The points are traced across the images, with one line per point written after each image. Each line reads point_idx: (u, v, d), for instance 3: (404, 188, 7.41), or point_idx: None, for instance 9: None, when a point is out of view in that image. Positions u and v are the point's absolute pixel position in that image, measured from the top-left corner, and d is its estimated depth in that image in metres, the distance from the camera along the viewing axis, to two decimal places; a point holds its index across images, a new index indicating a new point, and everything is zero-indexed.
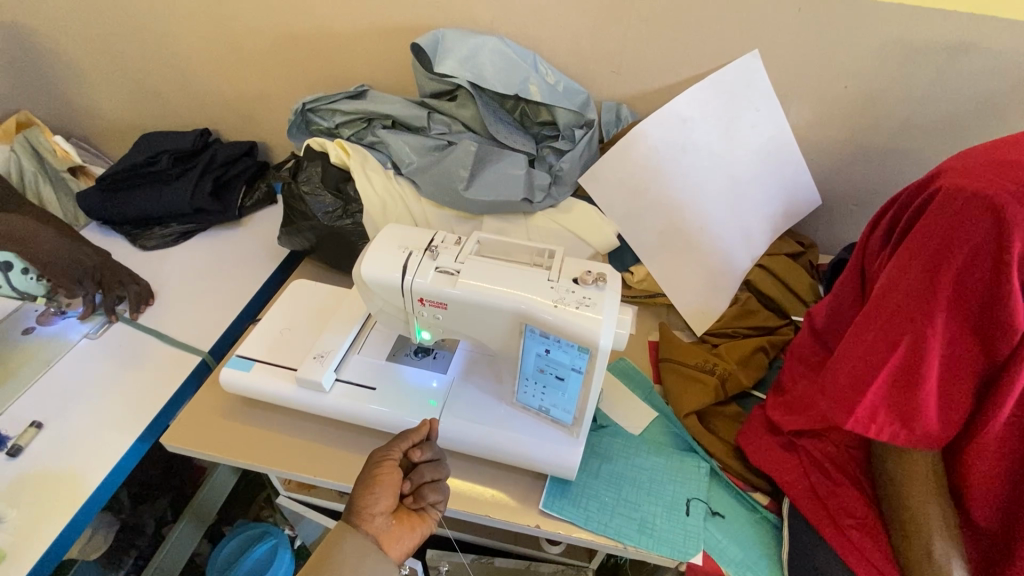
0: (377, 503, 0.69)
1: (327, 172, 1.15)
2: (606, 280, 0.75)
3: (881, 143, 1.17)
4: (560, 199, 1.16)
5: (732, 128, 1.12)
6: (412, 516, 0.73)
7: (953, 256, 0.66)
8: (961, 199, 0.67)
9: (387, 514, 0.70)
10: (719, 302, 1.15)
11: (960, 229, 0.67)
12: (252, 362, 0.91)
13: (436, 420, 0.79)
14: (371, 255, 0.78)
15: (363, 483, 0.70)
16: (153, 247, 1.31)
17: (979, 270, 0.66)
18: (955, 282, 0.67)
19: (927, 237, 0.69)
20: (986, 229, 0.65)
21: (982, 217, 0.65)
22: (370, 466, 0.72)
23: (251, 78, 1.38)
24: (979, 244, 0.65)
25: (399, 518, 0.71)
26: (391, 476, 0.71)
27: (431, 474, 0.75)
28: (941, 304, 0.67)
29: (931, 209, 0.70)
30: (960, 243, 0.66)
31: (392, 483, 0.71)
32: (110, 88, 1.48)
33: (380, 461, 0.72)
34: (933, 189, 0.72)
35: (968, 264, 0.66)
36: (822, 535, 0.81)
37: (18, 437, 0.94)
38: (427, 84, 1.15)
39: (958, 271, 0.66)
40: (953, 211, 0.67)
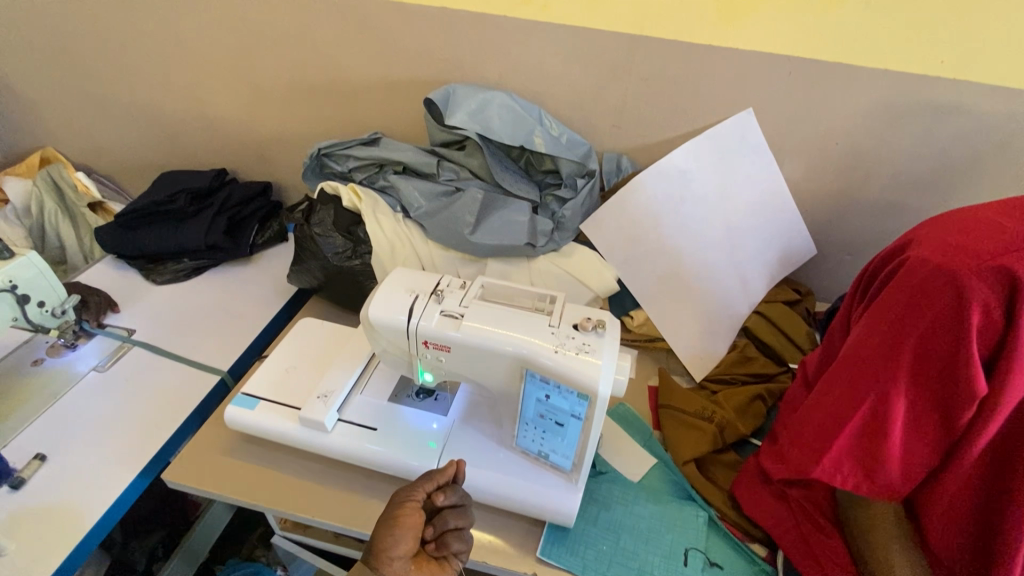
0: (396, 547, 0.70)
1: (339, 214, 1.19)
2: (605, 326, 0.77)
3: (873, 197, 1.21)
4: (563, 243, 1.19)
5: (728, 180, 1.17)
6: (432, 564, 0.74)
7: (913, 326, 0.68)
8: (924, 270, 0.69)
9: (405, 559, 0.71)
10: (718, 349, 1.17)
11: (921, 300, 0.68)
12: (257, 400, 0.92)
13: (463, 462, 0.78)
14: (379, 298, 0.81)
15: (385, 524, 0.72)
16: (163, 282, 1.34)
17: (939, 341, 0.67)
18: (918, 346, 0.68)
19: (891, 304, 0.72)
20: (945, 303, 0.67)
21: (942, 289, 0.67)
22: (393, 507, 0.73)
23: (269, 123, 1.45)
24: (942, 313, 0.67)
25: (418, 564, 0.73)
26: (412, 519, 0.72)
27: (455, 521, 0.75)
28: (900, 369, 0.69)
29: (898, 277, 0.72)
30: (920, 313, 0.68)
31: (412, 527, 0.71)
32: (134, 128, 1.56)
33: (402, 503, 0.73)
34: (905, 256, 0.74)
35: (928, 335, 0.68)
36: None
37: (22, 469, 0.94)
38: (438, 134, 1.21)
39: (918, 340, 0.68)
40: (916, 281, 0.70)
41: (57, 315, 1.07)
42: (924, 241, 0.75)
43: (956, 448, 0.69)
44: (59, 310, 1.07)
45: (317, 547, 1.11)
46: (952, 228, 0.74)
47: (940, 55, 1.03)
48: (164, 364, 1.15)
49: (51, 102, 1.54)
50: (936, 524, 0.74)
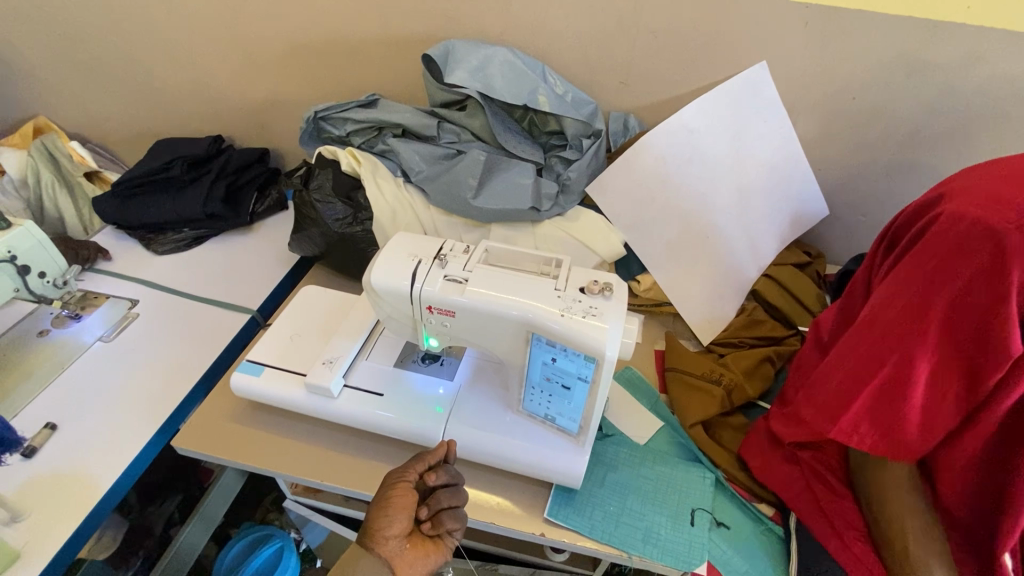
0: (391, 526, 0.69)
1: (338, 179, 1.16)
2: (612, 289, 0.76)
3: (889, 155, 1.17)
4: (568, 207, 1.17)
5: (740, 139, 1.13)
6: (427, 542, 0.72)
7: (946, 285, 0.66)
8: (962, 226, 0.66)
9: (401, 537, 0.69)
10: (726, 312, 1.15)
11: (956, 257, 0.66)
12: (263, 367, 0.92)
13: (454, 442, 0.78)
14: (381, 263, 0.79)
15: (377, 505, 0.70)
16: (164, 252, 1.33)
17: (972, 300, 0.65)
18: (950, 306, 0.66)
19: (921, 262, 0.69)
20: (982, 259, 0.64)
21: (980, 246, 0.64)
22: (385, 488, 0.72)
23: (264, 87, 1.41)
24: (977, 270, 0.64)
25: (413, 543, 0.71)
26: (404, 498, 0.70)
27: (448, 500, 0.73)
28: (929, 330, 0.67)
29: (931, 233, 0.69)
30: (955, 271, 0.66)
31: (405, 505, 0.70)
32: (125, 95, 1.51)
33: (394, 484, 0.72)
34: (939, 211, 0.71)
35: (962, 293, 0.65)
36: (826, 548, 0.80)
37: (32, 438, 0.95)
38: (437, 94, 1.16)
39: (950, 297, 0.66)
40: (952, 237, 0.67)
41: (59, 286, 1.06)
42: (958, 195, 0.72)
43: (979, 407, 0.68)
44: (61, 281, 1.06)
45: (327, 510, 1.13)
46: (990, 181, 0.71)
47: (967, 1, 0.97)
48: (169, 335, 1.15)
49: (38, 69, 1.50)
50: (949, 481, 0.74)
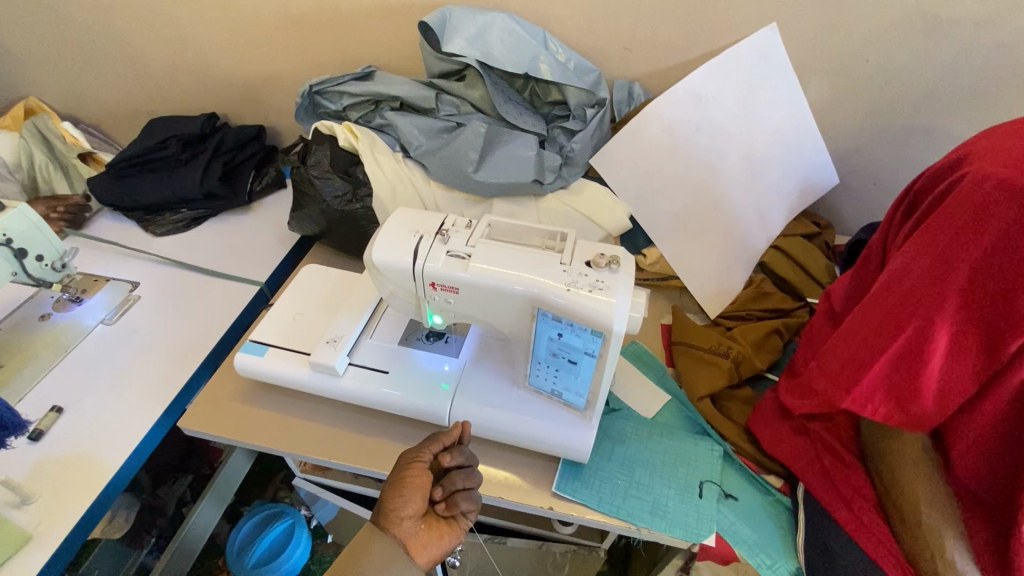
0: (406, 506, 0.68)
1: (336, 155, 1.13)
2: (619, 262, 0.74)
3: (903, 120, 1.13)
4: (572, 179, 1.14)
5: (749, 106, 1.09)
6: (441, 523, 0.71)
7: (970, 249, 0.64)
8: (987, 186, 0.64)
9: (415, 518, 0.69)
10: (734, 285, 1.13)
11: (981, 219, 0.63)
12: (266, 347, 0.91)
13: (469, 425, 0.77)
14: (382, 240, 0.77)
15: (392, 485, 0.70)
16: (163, 234, 1.31)
17: (996, 265, 0.63)
18: (971, 272, 0.64)
19: (943, 225, 0.67)
20: (1008, 223, 0.62)
21: (1006, 209, 0.62)
22: (400, 469, 0.71)
23: (257, 61, 1.37)
24: (1003, 234, 0.62)
25: (428, 524, 0.70)
26: (419, 479, 0.70)
27: (463, 481, 0.73)
28: (950, 296, 0.65)
29: (955, 195, 0.67)
30: (979, 234, 0.63)
31: (420, 486, 0.69)
32: (115, 73, 1.47)
33: (409, 464, 0.71)
34: (963, 172, 0.68)
35: (985, 257, 0.63)
36: (835, 517, 0.80)
37: (39, 421, 0.95)
38: (435, 64, 1.13)
39: (973, 264, 0.64)
40: (977, 199, 0.64)
41: (58, 269, 1.05)
42: (982, 155, 0.69)
43: (998, 376, 0.66)
44: (59, 264, 1.05)
45: (336, 487, 1.14)
46: (1015, 140, 0.68)
47: None
48: (170, 317, 1.14)
49: (24, 47, 1.45)
50: (964, 452, 0.72)
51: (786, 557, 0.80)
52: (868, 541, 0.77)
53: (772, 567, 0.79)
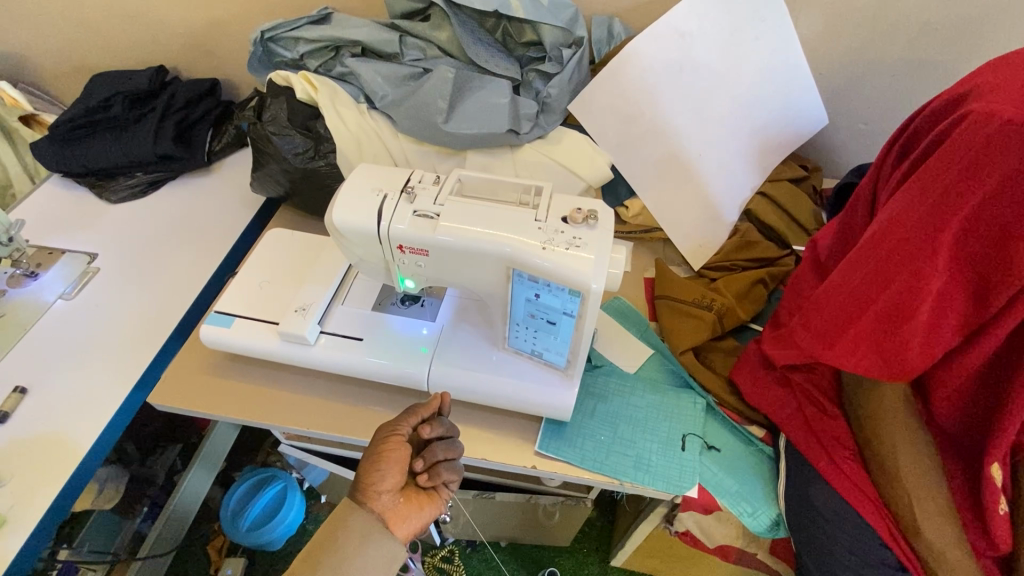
0: (383, 481, 0.67)
1: (293, 108, 1.05)
2: (598, 217, 0.69)
3: (896, 52, 1.07)
4: (550, 128, 1.08)
5: (731, 44, 1.04)
6: (421, 495, 0.70)
7: (969, 196, 0.60)
8: (992, 127, 0.59)
9: (394, 492, 0.67)
10: (719, 234, 1.09)
11: (982, 164, 0.60)
12: (233, 318, 0.87)
13: (448, 395, 0.76)
14: (344, 200, 0.72)
15: (369, 460, 0.68)
16: (118, 200, 1.24)
17: (993, 214, 0.60)
18: (966, 222, 0.61)
19: (942, 171, 0.63)
20: (1010, 168, 0.58)
21: (1010, 154, 0.58)
22: (377, 442, 0.69)
23: (205, 5, 1.25)
24: (1004, 181, 0.58)
25: (407, 497, 0.69)
26: (398, 452, 0.68)
27: (444, 453, 0.72)
28: (944, 246, 0.63)
29: (954, 137, 0.62)
30: (980, 180, 0.60)
31: (399, 459, 0.68)
32: (46, 24, 1.33)
33: (387, 437, 0.69)
34: (964, 111, 0.64)
35: (984, 206, 0.60)
36: (816, 467, 0.79)
37: (3, 403, 0.91)
38: (398, 2, 1.05)
39: (969, 212, 0.61)
40: (979, 141, 0.60)
41: (6, 243, 0.99)
42: (990, 91, 0.64)
43: (984, 328, 0.65)
44: (7, 237, 0.99)
45: (322, 452, 1.13)
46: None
47: None
48: (135, 289, 1.09)
49: None
50: (944, 401, 0.73)
51: (767, 504, 0.81)
52: (848, 490, 0.77)
53: (753, 514, 0.80)
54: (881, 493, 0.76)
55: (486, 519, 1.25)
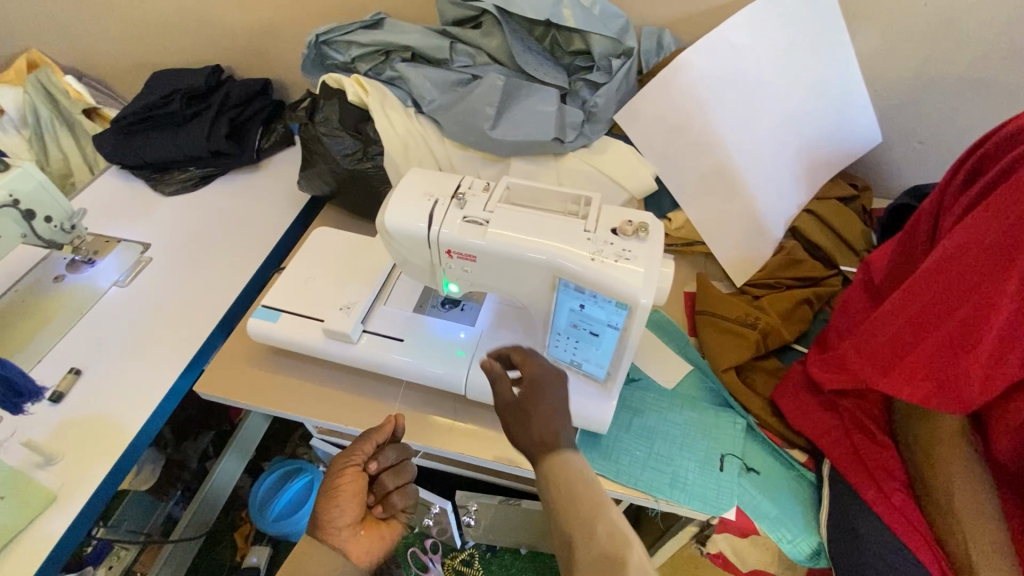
0: (342, 515, 0.70)
1: (344, 111, 1.07)
2: (648, 230, 0.69)
3: (959, 70, 1.03)
4: (594, 137, 1.08)
5: (785, 59, 1.03)
6: (381, 525, 0.73)
7: None
8: None
9: (353, 525, 0.70)
10: (763, 250, 1.07)
11: None
12: (279, 313, 0.89)
13: (401, 416, 0.76)
14: (396, 203, 0.73)
15: (327, 497, 0.71)
16: (171, 193, 1.28)
17: None
18: None
19: (1015, 199, 0.60)
20: None
21: None
22: (333, 476, 0.72)
23: (263, 7, 1.30)
24: None
25: (367, 529, 0.71)
26: (353, 484, 0.72)
27: (394, 481, 0.75)
28: (1016, 276, 0.60)
29: None
30: None
31: (354, 491, 0.71)
32: (112, 22, 1.40)
33: (341, 470, 0.72)
34: None
35: None
36: (867, 500, 0.76)
37: (58, 384, 0.95)
38: (450, 10, 1.07)
39: None
40: None
41: (68, 231, 1.03)
42: None
43: None
44: (69, 225, 1.03)
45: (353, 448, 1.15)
46: None
47: None
48: (184, 279, 1.13)
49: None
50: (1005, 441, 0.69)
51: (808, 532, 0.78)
52: (899, 525, 0.73)
53: (793, 542, 0.78)
54: (936, 531, 0.73)
55: (507, 525, 1.24)
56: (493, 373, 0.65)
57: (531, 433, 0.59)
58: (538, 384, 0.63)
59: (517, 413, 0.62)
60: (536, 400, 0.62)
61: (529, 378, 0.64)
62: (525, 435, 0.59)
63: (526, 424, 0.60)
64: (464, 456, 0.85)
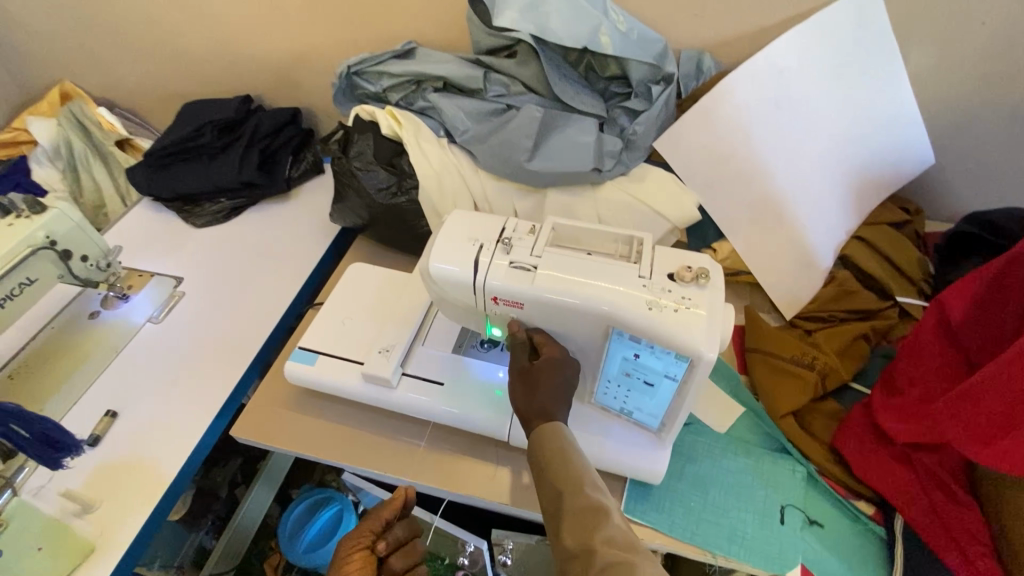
0: None
1: (379, 145, 1.06)
2: (708, 277, 0.65)
3: (1022, 90, 0.97)
4: (632, 165, 1.04)
5: (835, 81, 0.98)
6: None
7: None
8: None
9: None
10: (815, 281, 1.01)
11: None
12: (316, 356, 0.87)
13: (412, 488, 0.78)
14: (440, 247, 0.71)
15: None
16: (203, 225, 1.28)
17: None
18: None
19: None
20: None
21: None
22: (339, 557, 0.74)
23: (292, 38, 1.29)
24: None
25: None
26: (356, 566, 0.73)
27: (403, 568, 0.76)
28: None
29: None
30: None
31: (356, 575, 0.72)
32: (145, 54, 1.41)
33: (348, 550, 0.74)
34: None
35: None
36: (948, 565, 0.71)
37: (95, 427, 0.94)
38: (484, 39, 1.04)
39: None
40: None
41: (103, 268, 1.02)
42: None
43: None
44: (104, 263, 1.02)
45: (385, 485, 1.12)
46: None
47: None
48: (217, 314, 1.12)
49: (56, 32, 1.41)
50: None
51: None
52: None
53: None
54: None
55: None
56: (517, 341, 0.71)
57: (535, 404, 0.67)
58: (558, 362, 0.70)
59: (528, 380, 0.69)
60: (552, 374, 0.69)
61: (546, 356, 0.70)
62: (529, 405, 0.68)
63: (535, 392, 0.68)
64: (508, 507, 0.81)
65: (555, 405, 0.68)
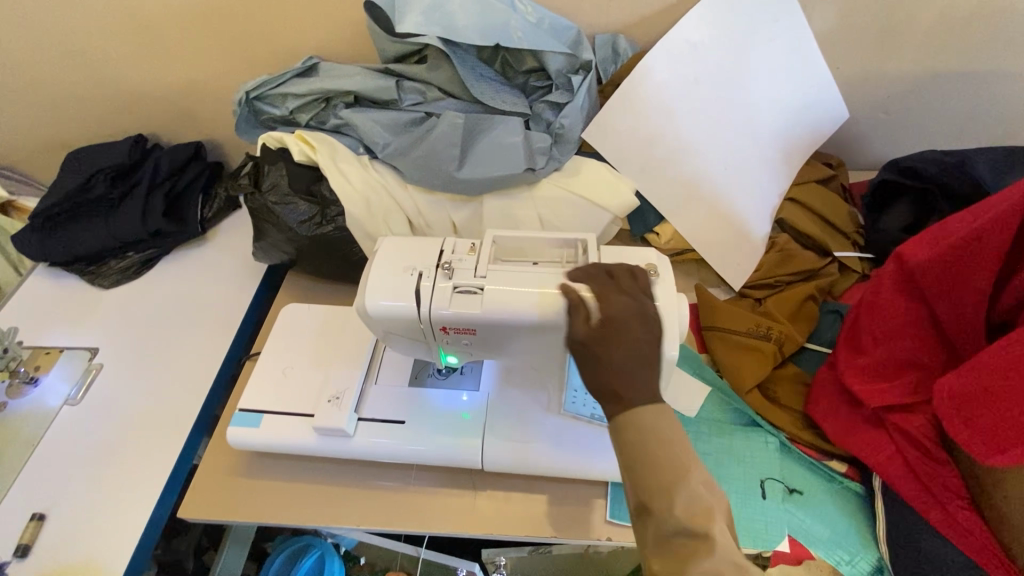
0: None
1: (293, 173, 0.98)
2: (657, 272, 0.64)
3: (917, 39, 1.01)
4: (565, 159, 1.02)
5: (747, 50, 0.99)
6: None
7: None
8: None
9: None
10: (757, 249, 1.02)
11: None
12: (261, 415, 0.79)
13: None
14: (373, 282, 0.65)
15: None
16: (113, 285, 1.15)
17: None
18: None
19: None
20: None
21: None
22: None
23: (179, 68, 1.18)
24: None
25: None
26: None
27: None
28: None
29: None
30: None
31: None
32: (10, 105, 1.25)
33: None
34: None
35: None
36: (927, 518, 0.72)
37: (22, 535, 0.84)
38: (390, 47, 0.98)
39: None
40: None
41: None
42: None
43: None
44: None
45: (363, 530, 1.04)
46: None
47: None
48: (145, 383, 1.01)
49: None
50: None
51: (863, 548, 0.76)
52: (973, 549, 0.68)
53: (851, 562, 0.75)
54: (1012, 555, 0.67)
55: None
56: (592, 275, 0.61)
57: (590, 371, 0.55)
58: (614, 322, 0.56)
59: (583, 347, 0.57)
60: (607, 342, 0.55)
61: (604, 310, 0.56)
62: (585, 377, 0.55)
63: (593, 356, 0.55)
64: (494, 535, 0.78)
65: (623, 384, 0.53)
